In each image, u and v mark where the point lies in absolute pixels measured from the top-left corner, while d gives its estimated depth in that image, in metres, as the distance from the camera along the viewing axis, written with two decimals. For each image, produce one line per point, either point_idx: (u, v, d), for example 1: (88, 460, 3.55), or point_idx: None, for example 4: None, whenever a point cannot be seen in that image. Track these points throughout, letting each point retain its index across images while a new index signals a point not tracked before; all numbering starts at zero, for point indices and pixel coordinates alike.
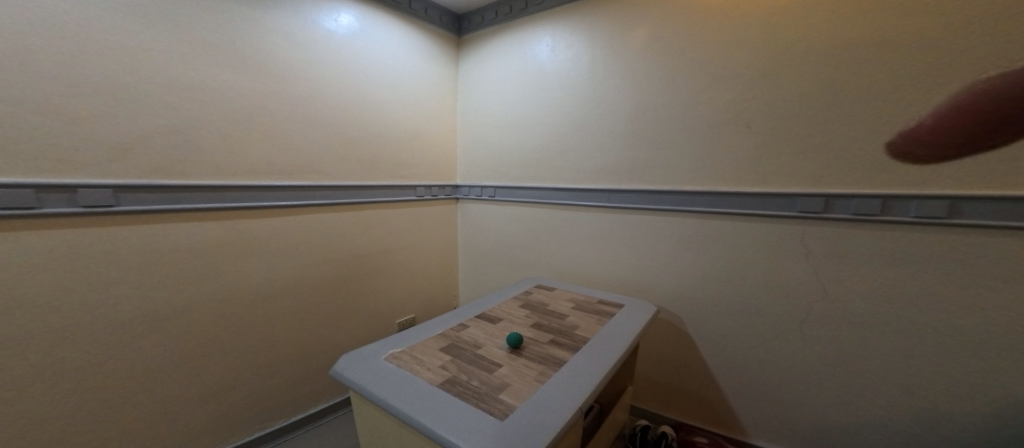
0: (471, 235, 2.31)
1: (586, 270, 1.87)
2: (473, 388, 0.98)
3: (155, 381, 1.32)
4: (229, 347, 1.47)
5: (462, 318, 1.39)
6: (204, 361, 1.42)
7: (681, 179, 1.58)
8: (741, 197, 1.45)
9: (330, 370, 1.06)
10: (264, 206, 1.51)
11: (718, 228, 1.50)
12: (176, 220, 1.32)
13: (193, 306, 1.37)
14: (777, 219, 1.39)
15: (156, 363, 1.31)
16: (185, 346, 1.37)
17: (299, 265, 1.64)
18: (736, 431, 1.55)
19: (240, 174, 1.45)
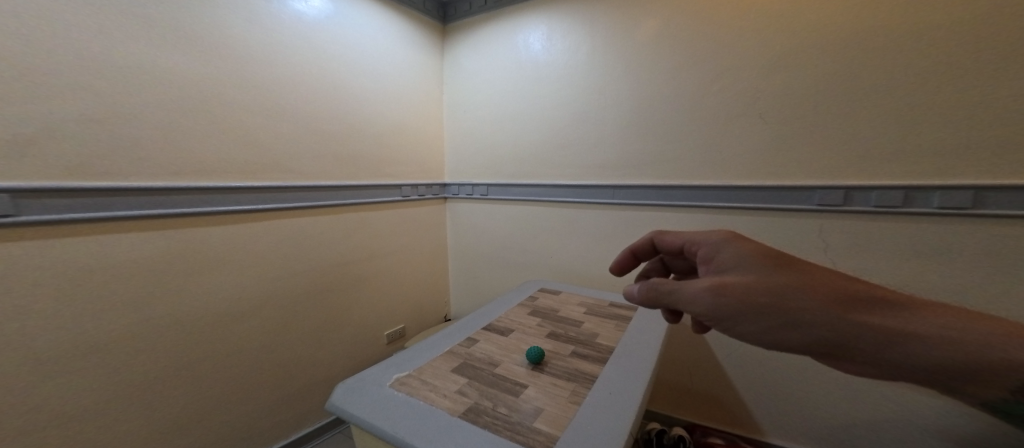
0: (462, 236, 2.16)
1: (590, 271, 1.77)
2: (502, 416, 0.86)
3: (96, 426, 1.08)
4: (192, 376, 1.25)
5: (469, 332, 1.26)
6: (161, 395, 1.19)
7: (691, 173, 1.52)
8: (757, 189, 1.40)
9: (327, 404, 0.90)
10: (221, 212, 1.29)
11: (732, 223, 1.45)
12: (113, 231, 1.08)
13: (138, 332, 1.14)
14: (795, 213, 1.35)
15: (102, 407, 1.09)
16: (136, 379, 1.14)
17: (273, 278, 1.44)
18: (750, 430, 1.51)
19: (192, 174, 1.22)
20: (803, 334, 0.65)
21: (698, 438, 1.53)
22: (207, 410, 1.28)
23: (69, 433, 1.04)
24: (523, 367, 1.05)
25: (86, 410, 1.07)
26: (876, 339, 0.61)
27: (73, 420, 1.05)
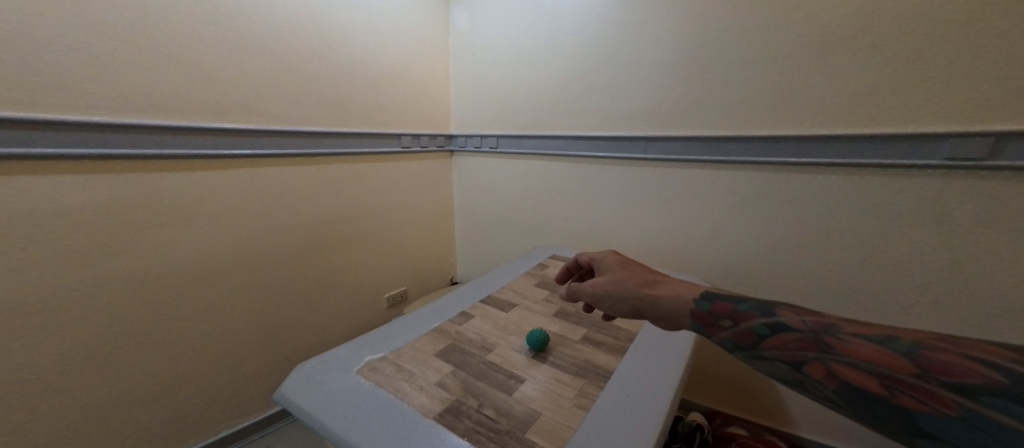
0: (469, 195, 1.94)
1: (611, 237, 1.53)
2: (488, 421, 0.67)
3: (54, 399, 0.94)
4: (165, 345, 1.10)
5: (464, 305, 1.06)
6: (129, 366, 1.05)
7: (750, 122, 1.21)
8: (842, 140, 1.09)
9: (277, 392, 0.76)
10: (184, 158, 1.08)
11: (802, 183, 1.16)
12: (43, 177, 0.88)
13: (93, 294, 0.97)
14: (887, 171, 1.05)
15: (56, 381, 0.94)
16: (98, 347, 0.99)
17: (252, 237, 1.26)
18: (780, 421, 1.31)
19: (142, 111, 1.00)
20: (620, 306, 0.69)
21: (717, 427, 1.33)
22: (186, 381, 1.15)
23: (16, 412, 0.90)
24: (523, 356, 0.85)
25: (38, 386, 0.92)
26: (657, 305, 0.65)
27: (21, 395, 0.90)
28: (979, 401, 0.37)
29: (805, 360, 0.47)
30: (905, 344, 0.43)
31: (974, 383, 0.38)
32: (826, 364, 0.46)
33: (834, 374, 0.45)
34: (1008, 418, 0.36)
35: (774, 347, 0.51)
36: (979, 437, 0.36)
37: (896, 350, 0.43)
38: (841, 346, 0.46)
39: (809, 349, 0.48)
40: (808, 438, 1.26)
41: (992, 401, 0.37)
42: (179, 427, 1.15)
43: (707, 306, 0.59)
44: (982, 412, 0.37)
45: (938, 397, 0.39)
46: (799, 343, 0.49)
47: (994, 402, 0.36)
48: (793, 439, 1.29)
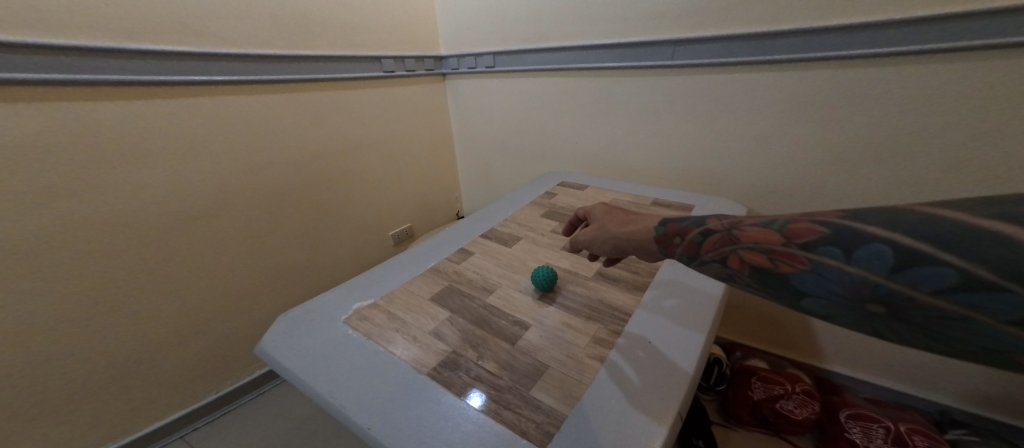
0: (468, 122, 1.75)
1: (629, 161, 1.35)
2: (490, 377, 0.58)
3: (47, 370, 0.89)
4: (156, 307, 1.02)
5: (463, 241, 0.94)
6: (121, 332, 0.98)
7: (826, 8, 0.91)
8: (966, 18, 0.79)
9: (257, 346, 0.65)
10: (113, 85, 0.88)
11: (887, 81, 0.89)
12: None
13: (52, 260, 0.86)
14: (1013, 56, 0.78)
15: (41, 346, 0.88)
16: (81, 314, 0.92)
17: (226, 179, 1.09)
18: (806, 354, 1.24)
19: (42, 29, 0.78)
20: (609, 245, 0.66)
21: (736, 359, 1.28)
22: (190, 338, 1.11)
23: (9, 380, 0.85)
24: (527, 297, 0.74)
25: (26, 358, 0.86)
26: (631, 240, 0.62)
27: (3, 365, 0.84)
28: (821, 251, 0.39)
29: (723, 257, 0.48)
30: (778, 219, 0.44)
31: (817, 237, 0.40)
32: (734, 255, 0.47)
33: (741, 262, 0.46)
34: (835, 257, 0.38)
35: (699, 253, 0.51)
36: (826, 284, 0.39)
37: (773, 225, 0.44)
38: (739, 234, 0.47)
39: (723, 244, 0.48)
40: (836, 371, 1.20)
41: (830, 249, 0.39)
42: (192, 376, 1.14)
43: (663, 228, 0.57)
44: (824, 261, 0.39)
45: (797, 258, 0.41)
46: (711, 241, 0.50)
47: (830, 250, 0.39)
48: (818, 372, 1.23)
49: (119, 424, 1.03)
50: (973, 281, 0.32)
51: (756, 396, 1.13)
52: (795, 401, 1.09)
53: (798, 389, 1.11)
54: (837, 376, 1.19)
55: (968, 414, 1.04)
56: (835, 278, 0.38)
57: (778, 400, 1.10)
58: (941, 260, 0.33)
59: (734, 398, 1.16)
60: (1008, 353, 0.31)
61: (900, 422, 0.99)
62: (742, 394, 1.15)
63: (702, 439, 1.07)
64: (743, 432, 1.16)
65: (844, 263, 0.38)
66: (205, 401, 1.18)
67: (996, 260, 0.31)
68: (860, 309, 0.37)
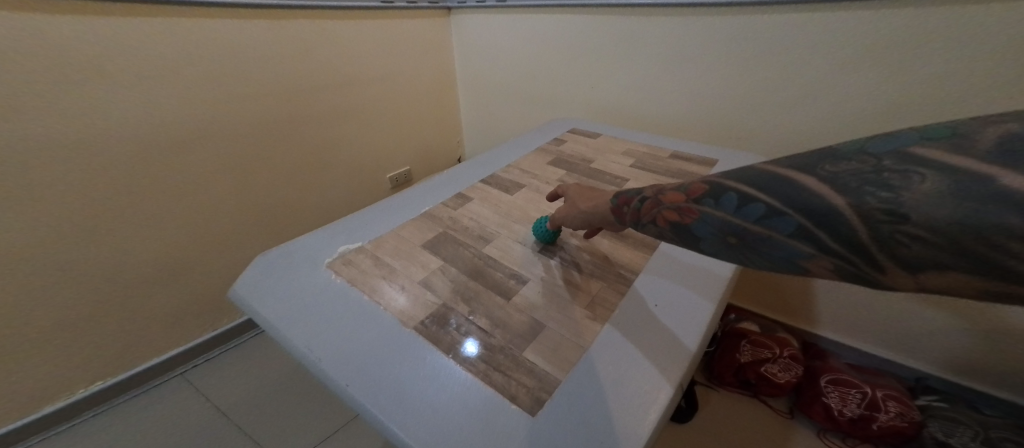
0: (473, 63, 1.61)
1: (644, 110, 1.24)
2: (482, 335, 0.53)
3: (36, 305, 0.88)
4: (144, 244, 0.99)
5: (461, 186, 0.87)
6: (109, 268, 0.96)
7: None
8: None
9: (231, 289, 0.61)
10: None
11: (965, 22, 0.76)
12: None
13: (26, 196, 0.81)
14: None
15: (25, 280, 0.85)
16: (66, 250, 0.88)
17: (207, 112, 1.01)
18: (799, 319, 1.16)
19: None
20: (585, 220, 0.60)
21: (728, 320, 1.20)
22: (182, 276, 1.09)
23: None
24: (526, 249, 0.68)
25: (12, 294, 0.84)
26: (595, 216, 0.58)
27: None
28: (701, 202, 0.39)
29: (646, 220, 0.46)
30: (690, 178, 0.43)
31: (703, 191, 0.39)
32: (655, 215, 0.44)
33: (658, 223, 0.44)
34: (707, 205, 0.38)
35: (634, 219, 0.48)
36: (707, 229, 0.38)
37: (681, 185, 0.42)
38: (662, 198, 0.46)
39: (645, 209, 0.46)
40: (824, 337, 1.12)
41: (707, 199, 0.38)
42: (186, 314, 1.14)
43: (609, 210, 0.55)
44: (705, 210, 0.38)
45: (687, 209, 0.39)
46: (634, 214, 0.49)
47: (708, 200, 0.38)
48: (807, 337, 1.15)
49: (115, 357, 1.04)
50: (777, 207, 0.32)
51: (743, 358, 1.08)
52: (779, 365, 1.04)
53: (786, 353, 1.05)
54: (824, 341, 1.13)
55: (942, 380, 0.99)
56: (710, 223, 0.37)
57: (763, 363, 1.05)
58: (760, 194, 0.34)
59: (721, 359, 1.12)
60: (800, 263, 0.31)
61: (877, 387, 0.96)
62: (729, 356, 1.10)
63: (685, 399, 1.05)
64: (723, 392, 1.12)
65: (713, 208, 0.37)
66: (202, 339, 1.19)
67: (787, 189, 0.32)
68: (726, 244, 0.36)
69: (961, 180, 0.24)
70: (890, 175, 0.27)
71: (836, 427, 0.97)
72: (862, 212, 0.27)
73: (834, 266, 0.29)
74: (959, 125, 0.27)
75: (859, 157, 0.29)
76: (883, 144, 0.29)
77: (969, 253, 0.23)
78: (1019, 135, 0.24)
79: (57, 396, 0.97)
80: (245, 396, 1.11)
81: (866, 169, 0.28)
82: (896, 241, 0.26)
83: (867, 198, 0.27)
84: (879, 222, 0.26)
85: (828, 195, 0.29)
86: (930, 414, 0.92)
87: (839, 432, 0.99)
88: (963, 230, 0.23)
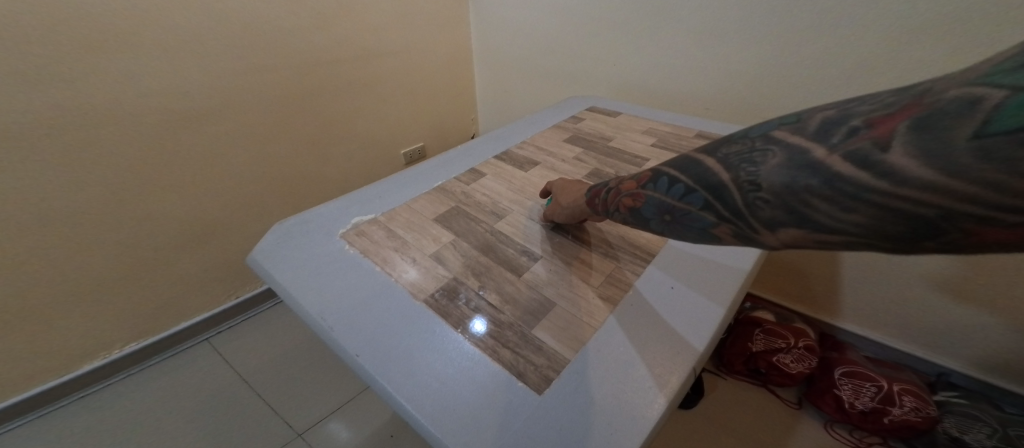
0: (492, 36, 1.56)
1: (668, 87, 1.19)
2: (492, 311, 0.53)
3: (68, 271, 0.91)
4: (168, 214, 1.02)
5: (475, 161, 0.86)
6: (136, 236, 0.99)
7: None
8: None
9: (249, 255, 0.62)
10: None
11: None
12: None
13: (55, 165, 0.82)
14: None
15: (59, 245, 0.88)
16: (95, 219, 0.91)
17: (226, 84, 1.01)
18: (820, 311, 1.12)
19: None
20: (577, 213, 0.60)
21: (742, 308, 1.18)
22: (204, 246, 1.12)
23: (30, 275, 0.87)
24: (539, 226, 0.67)
25: (45, 259, 0.87)
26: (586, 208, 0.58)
27: (24, 260, 0.85)
28: (645, 186, 0.44)
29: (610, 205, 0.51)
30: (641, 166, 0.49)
31: (648, 177, 0.45)
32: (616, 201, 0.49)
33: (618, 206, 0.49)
34: (649, 188, 0.44)
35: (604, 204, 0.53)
36: (649, 209, 0.43)
37: (634, 174, 0.48)
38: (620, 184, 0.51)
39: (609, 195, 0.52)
40: (845, 329, 1.09)
41: (649, 183, 0.44)
42: (208, 283, 1.17)
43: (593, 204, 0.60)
44: (650, 192, 0.43)
45: (636, 193, 0.45)
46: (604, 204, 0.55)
47: (652, 184, 0.43)
48: (826, 329, 1.12)
49: (145, 321, 1.08)
50: (689, 186, 0.38)
51: (755, 347, 1.05)
52: (792, 355, 1.01)
53: (801, 344, 1.02)
54: (845, 334, 1.09)
55: (970, 378, 0.94)
56: (652, 203, 0.43)
57: (776, 353, 1.03)
58: (680, 176, 0.39)
59: (732, 346, 1.10)
60: (709, 231, 0.37)
61: (894, 382, 0.92)
62: (741, 344, 1.08)
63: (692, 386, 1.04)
64: (732, 380, 1.11)
65: (652, 190, 0.43)
66: (224, 308, 1.23)
67: (698, 169, 0.37)
68: (662, 222, 0.42)
69: (797, 155, 0.29)
70: (755, 153, 0.32)
71: (845, 418, 0.96)
72: (737, 185, 0.33)
73: (731, 231, 0.34)
74: (806, 110, 0.32)
75: (744, 140, 0.34)
76: (757, 129, 0.35)
77: (798, 212, 0.29)
78: (835, 116, 0.29)
79: (93, 356, 1.02)
80: (264, 362, 1.16)
81: (744, 149, 0.33)
82: (757, 207, 0.31)
83: (740, 173, 0.33)
84: (747, 192, 0.32)
85: (717, 173, 0.35)
86: (947, 410, 0.89)
87: (848, 424, 0.97)
88: (792, 194, 0.29)
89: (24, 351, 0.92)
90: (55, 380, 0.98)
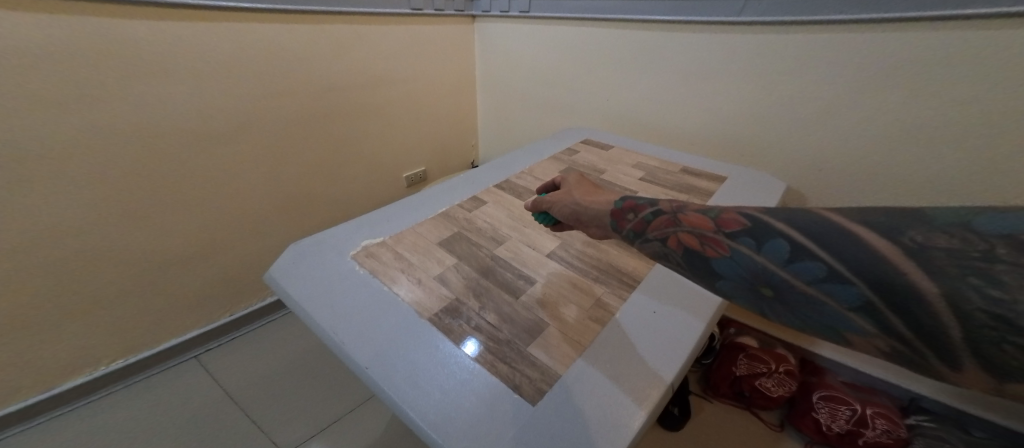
0: (496, 69, 1.65)
1: (659, 124, 1.27)
2: (491, 329, 0.57)
3: (82, 281, 0.95)
4: (179, 230, 1.07)
5: (477, 188, 0.92)
6: (148, 250, 1.03)
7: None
8: None
9: (266, 273, 0.66)
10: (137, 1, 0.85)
11: (988, 52, 0.75)
12: None
13: (81, 180, 0.88)
14: None
15: (75, 257, 0.93)
16: (111, 233, 0.96)
17: (244, 109, 1.08)
18: (800, 336, 1.17)
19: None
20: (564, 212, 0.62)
21: (728, 334, 1.22)
22: (211, 261, 1.16)
23: (46, 283, 0.91)
24: (536, 252, 0.72)
25: (61, 269, 0.92)
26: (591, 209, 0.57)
27: (41, 270, 0.89)
28: (738, 239, 0.37)
29: (666, 235, 0.44)
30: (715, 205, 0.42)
31: (741, 227, 0.37)
32: (673, 236, 0.43)
33: (678, 243, 0.42)
34: (745, 245, 0.36)
35: (646, 229, 0.46)
36: (736, 269, 0.37)
37: (707, 211, 0.41)
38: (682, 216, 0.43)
39: (666, 225, 0.44)
40: (824, 354, 1.13)
41: (747, 238, 0.36)
42: (211, 297, 1.21)
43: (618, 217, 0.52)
44: (742, 249, 0.37)
45: (718, 243, 0.38)
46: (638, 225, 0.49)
47: (749, 239, 0.36)
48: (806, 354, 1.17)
49: (147, 332, 1.12)
50: (837, 273, 0.31)
51: (739, 371, 1.10)
52: (774, 379, 1.05)
53: (782, 369, 1.06)
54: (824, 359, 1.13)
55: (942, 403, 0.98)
56: (743, 262, 0.36)
57: (759, 377, 1.07)
58: (821, 253, 0.32)
59: (717, 370, 1.14)
60: (845, 334, 0.31)
61: (868, 405, 0.96)
62: (726, 368, 1.12)
63: (679, 407, 1.08)
64: (717, 403, 1.14)
65: (753, 251, 0.36)
66: (223, 321, 1.27)
67: (865, 256, 0.29)
68: (755, 292, 0.36)
69: None
70: (999, 270, 0.25)
71: (824, 440, 0.99)
72: (959, 310, 0.26)
73: (901, 349, 0.29)
74: None
75: (961, 236, 0.27)
76: (981, 221, 0.27)
77: None
78: None
79: (95, 364, 1.06)
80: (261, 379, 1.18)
81: (968, 256, 0.26)
82: (993, 347, 0.25)
83: (968, 294, 0.26)
84: (981, 324, 0.25)
85: (910, 274, 0.27)
86: (918, 432, 0.94)
87: (826, 445, 1.00)
88: None
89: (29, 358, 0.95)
90: (55, 389, 1.01)
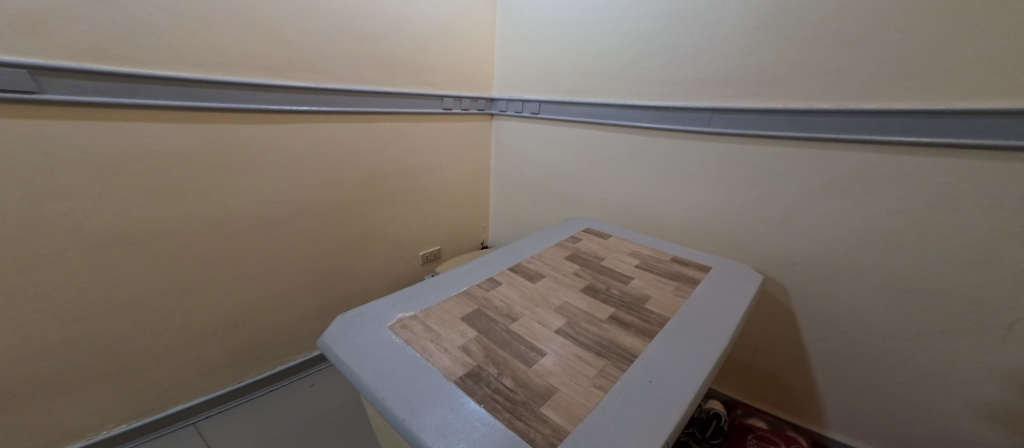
0: (507, 158, 1.89)
1: (651, 214, 1.44)
2: (509, 392, 0.67)
3: (136, 334, 1.08)
4: (225, 293, 1.20)
5: (495, 270, 1.06)
6: (196, 310, 1.16)
7: (858, 94, 1.00)
8: (1001, 116, 0.86)
9: (319, 340, 0.78)
10: (246, 110, 1.09)
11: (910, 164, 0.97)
12: (130, 126, 0.94)
13: (160, 246, 1.05)
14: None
15: (139, 311, 1.06)
16: (171, 292, 1.10)
17: (302, 192, 1.27)
18: (808, 420, 1.26)
19: (216, 66, 1.02)
20: None
21: (735, 418, 1.30)
22: (245, 321, 1.27)
23: (112, 333, 1.04)
24: (546, 328, 0.84)
25: (125, 321, 1.05)
26: None
27: (110, 320, 1.03)
28: None
29: None
30: None
31: None
32: None
33: None
34: None
35: None
36: None
37: None
38: None
39: None
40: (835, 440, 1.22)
41: None
42: (238, 357, 1.30)
43: None
44: None
45: None
46: None
47: None
48: (819, 439, 1.25)
49: (177, 388, 1.20)
50: None
51: None
52: None
53: None
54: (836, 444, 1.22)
55: None
56: None
57: None
58: None
59: None
60: None
61: None
62: None
63: None
64: None
65: None
66: (246, 381, 1.34)
67: None
68: None
69: None
70: None
71: None
72: None
73: None
74: None
75: None
76: None
77: None
78: None
79: (124, 414, 1.13)
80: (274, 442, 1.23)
81: None
82: None
83: None
84: None
85: None
86: None
87: None
88: None
89: (73, 403, 1.04)
90: (91, 437, 1.09)
